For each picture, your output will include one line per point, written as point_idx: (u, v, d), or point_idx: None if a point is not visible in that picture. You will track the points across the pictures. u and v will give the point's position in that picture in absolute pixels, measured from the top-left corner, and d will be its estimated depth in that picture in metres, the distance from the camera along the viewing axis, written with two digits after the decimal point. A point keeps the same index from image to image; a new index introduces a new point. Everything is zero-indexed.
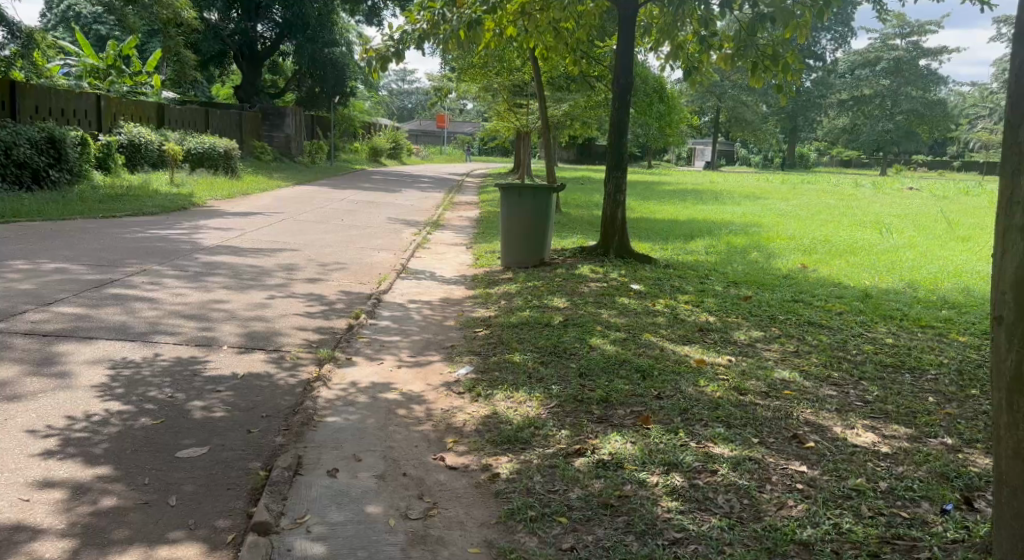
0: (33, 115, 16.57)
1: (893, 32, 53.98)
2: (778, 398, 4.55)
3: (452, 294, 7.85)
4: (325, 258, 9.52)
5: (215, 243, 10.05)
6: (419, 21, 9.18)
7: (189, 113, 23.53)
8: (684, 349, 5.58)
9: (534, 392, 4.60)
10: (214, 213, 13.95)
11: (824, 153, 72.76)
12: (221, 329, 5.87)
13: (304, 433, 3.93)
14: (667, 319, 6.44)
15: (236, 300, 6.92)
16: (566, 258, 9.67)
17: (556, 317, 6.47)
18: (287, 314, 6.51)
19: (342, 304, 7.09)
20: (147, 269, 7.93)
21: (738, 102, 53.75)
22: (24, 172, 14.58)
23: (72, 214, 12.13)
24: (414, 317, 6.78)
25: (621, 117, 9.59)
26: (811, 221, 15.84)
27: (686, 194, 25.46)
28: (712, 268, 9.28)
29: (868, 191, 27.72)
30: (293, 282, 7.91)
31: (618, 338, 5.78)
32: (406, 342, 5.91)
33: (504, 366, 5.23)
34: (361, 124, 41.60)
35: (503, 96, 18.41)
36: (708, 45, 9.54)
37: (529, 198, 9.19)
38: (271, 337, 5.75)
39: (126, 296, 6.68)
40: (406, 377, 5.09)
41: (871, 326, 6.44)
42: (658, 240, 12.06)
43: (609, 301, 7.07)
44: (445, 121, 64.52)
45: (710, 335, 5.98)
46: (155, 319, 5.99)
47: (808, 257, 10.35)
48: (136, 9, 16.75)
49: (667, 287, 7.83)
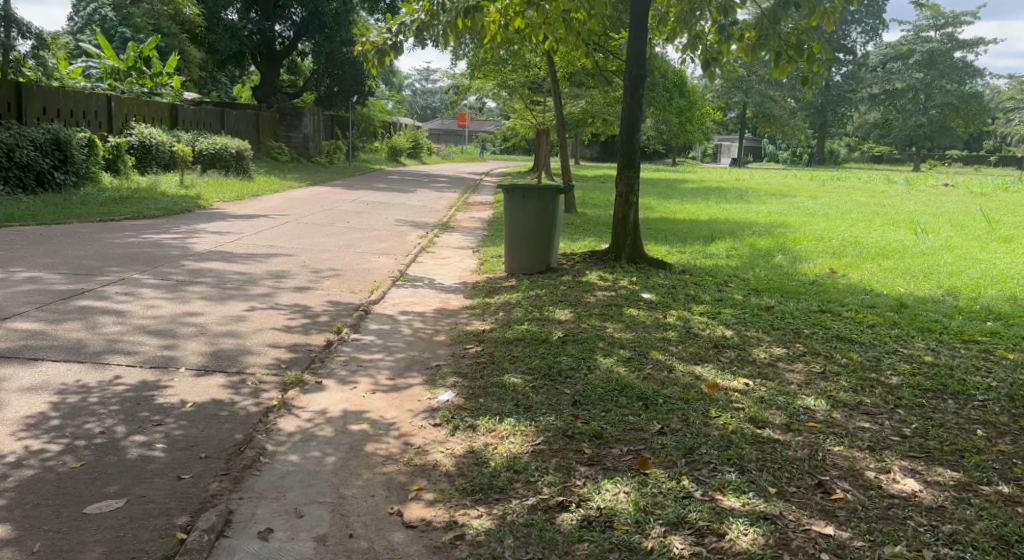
0: (41, 117, 16.26)
1: (927, 23, 52.68)
2: (803, 432, 3.88)
3: (447, 305, 7.31)
4: (320, 264, 9.03)
5: (208, 249, 9.59)
6: (418, 12, 8.68)
7: (204, 113, 23.22)
8: (696, 369, 4.94)
9: (520, 424, 3.98)
10: (217, 216, 13.55)
11: (855, 148, 71.22)
12: (185, 348, 5.34)
13: (243, 479, 3.39)
14: (680, 334, 5.80)
15: (211, 312, 6.40)
16: (575, 263, 9.10)
17: (556, 332, 5.87)
18: (263, 329, 5.98)
19: (326, 316, 6.56)
20: (126, 279, 7.46)
21: (765, 97, 52.77)
22: (28, 175, 14.25)
23: (70, 218, 11.80)
24: (402, 332, 6.22)
25: (633, 113, 8.93)
26: (841, 221, 15.09)
27: (711, 192, 24.85)
28: (733, 274, 8.64)
29: (900, 188, 26.80)
30: (279, 292, 7.40)
31: (621, 357, 5.15)
32: (387, 362, 5.36)
33: (492, 390, 4.62)
34: (381, 124, 41.33)
35: (519, 96, 17.91)
36: (727, 35, 8.88)
37: (533, 199, 8.62)
38: (238, 357, 5.21)
39: (93, 309, 6.19)
40: (379, 402, 4.53)
41: (907, 341, 5.76)
42: (677, 242, 11.42)
43: (616, 313, 6.47)
44: (465, 118, 64.30)
45: (727, 353, 5.33)
46: (114, 336, 5.47)
47: (837, 261, 9.65)
48: (144, 10, 16.39)
49: (681, 296, 7.21)
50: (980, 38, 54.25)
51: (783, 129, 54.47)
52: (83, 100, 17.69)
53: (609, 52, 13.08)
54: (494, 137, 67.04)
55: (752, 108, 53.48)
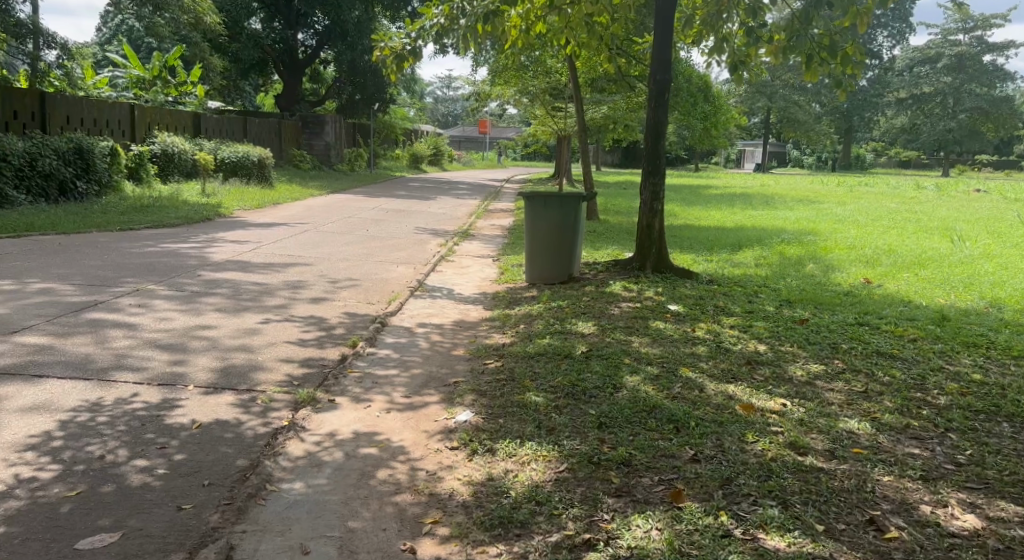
0: (64, 126, 16.26)
1: (955, 26, 51.95)
2: (848, 460, 3.59)
3: (466, 317, 7.09)
4: (338, 274, 8.87)
5: (225, 258, 9.45)
6: (437, 16, 8.46)
7: (227, 121, 23.25)
8: (729, 389, 4.65)
9: (542, 448, 3.72)
10: (237, 225, 13.47)
11: (881, 153, 70.23)
12: (195, 363, 5.15)
13: (247, 510, 3.17)
14: (711, 349, 5.52)
15: (224, 325, 6.22)
16: (598, 272, 8.85)
17: (580, 347, 5.61)
18: (276, 342, 5.79)
19: (342, 329, 6.36)
20: (141, 289, 7.33)
21: (790, 102, 52.18)
22: (51, 184, 14.22)
23: (89, 226, 11.75)
24: (419, 345, 6.00)
25: (659, 117, 8.62)
26: (872, 228, 14.71)
27: (735, 198, 24.51)
28: (763, 284, 8.34)
29: (930, 194, 26.26)
30: (295, 303, 7.22)
31: (648, 375, 4.87)
32: (403, 378, 5.14)
33: (512, 410, 4.36)
34: (403, 131, 41.36)
35: (541, 103, 17.72)
36: (756, 37, 8.61)
37: (555, 207, 8.37)
38: (249, 373, 5.02)
39: (105, 322, 6.04)
40: (394, 422, 4.29)
41: (952, 357, 5.44)
42: (702, 250, 11.14)
43: (641, 326, 6.20)
44: (485, 125, 64.45)
45: (761, 370, 5.04)
46: (123, 351, 5.30)
47: (872, 270, 9.32)
48: (167, 20, 16.25)
49: (710, 308, 6.93)
50: (1011, 41, 53.27)
51: (807, 134, 53.81)
52: (107, 109, 17.66)
53: (633, 56, 12.87)
54: (515, 144, 67.02)
55: (776, 113, 52.90)
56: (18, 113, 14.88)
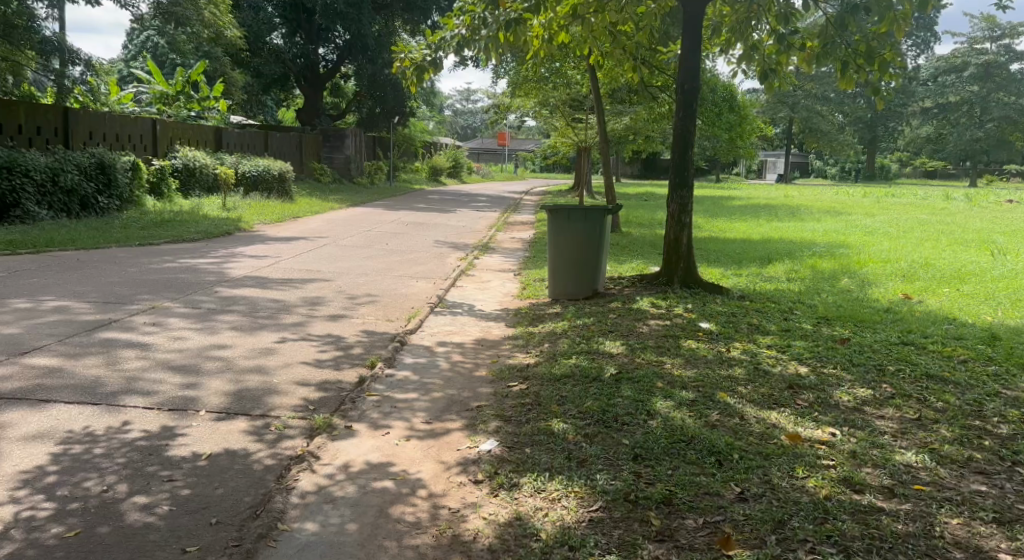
0: (87, 141, 16.19)
1: (983, 35, 51.25)
2: (909, 498, 3.29)
3: (488, 335, 6.83)
4: (357, 290, 8.67)
5: (243, 274, 9.28)
6: (458, 27, 8.27)
7: (248, 135, 23.25)
8: (771, 415, 4.36)
9: (575, 483, 3.46)
10: (256, 239, 13.33)
11: (906, 164, 69.29)
12: (207, 387, 4.93)
13: (256, 554, 2.93)
14: (748, 371, 5.23)
15: (239, 344, 6.01)
16: (624, 287, 8.57)
17: (608, 368, 5.33)
18: (292, 363, 5.56)
19: (360, 349, 6.12)
20: (157, 307, 7.15)
21: (813, 112, 51.70)
22: (73, 199, 14.16)
23: (109, 242, 11.63)
24: (440, 366, 5.75)
25: (687, 127, 8.33)
26: (904, 240, 14.31)
27: (758, 210, 24.13)
28: (798, 300, 8.04)
29: (959, 205, 25.70)
30: (312, 321, 7.00)
31: (683, 399, 4.58)
32: (423, 402, 4.89)
33: (539, 438, 4.08)
34: (423, 144, 41.39)
35: (561, 115, 17.52)
36: (787, 44, 8.37)
37: (580, 221, 8.09)
38: (263, 397, 4.79)
39: (117, 342, 5.84)
40: (414, 451, 4.02)
41: (1008, 380, 5.10)
42: (730, 264, 10.84)
43: (672, 346, 5.91)
44: (504, 137, 64.44)
45: (805, 395, 4.74)
46: (134, 373, 5.09)
47: (910, 285, 8.97)
48: (187, 35, 16.06)
49: (743, 326, 6.63)
50: None
51: (831, 144, 53.22)
52: (128, 124, 17.62)
53: (657, 67, 12.63)
54: (534, 156, 66.97)
55: (799, 123, 52.36)
56: (41, 129, 14.83)
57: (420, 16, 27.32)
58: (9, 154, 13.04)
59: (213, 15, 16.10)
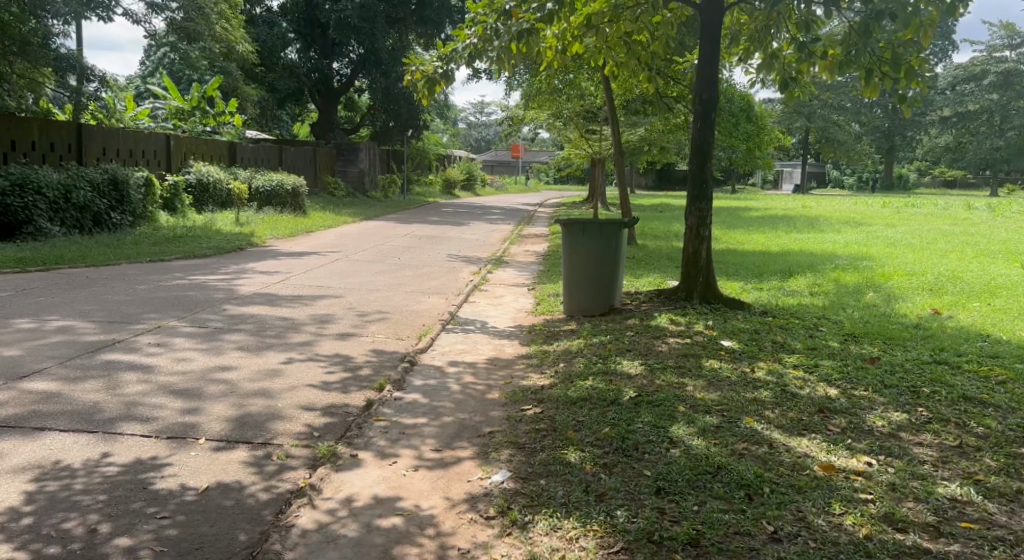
0: (101, 158, 16.12)
1: (1002, 43, 50.61)
2: (956, 539, 3.04)
3: (501, 354, 6.61)
4: (367, 306, 8.48)
5: (252, 291, 9.11)
6: (469, 38, 8.10)
7: (262, 150, 23.23)
8: (801, 444, 4.13)
9: (593, 520, 3.23)
10: (268, 255, 13.19)
11: (925, 174, 68.54)
12: (208, 412, 4.73)
13: None
14: (774, 395, 5.00)
15: (244, 366, 5.82)
16: (641, 303, 8.33)
17: (627, 390, 5.09)
18: (298, 386, 5.36)
19: (369, 370, 5.91)
20: (163, 326, 6.99)
21: (829, 121, 51.28)
22: (86, 216, 14.08)
23: (120, 258, 11.52)
24: (450, 388, 5.53)
25: (704, 138, 8.10)
26: (929, 252, 14.00)
27: (777, 221, 23.81)
28: (822, 317, 7.81)
29: (981, 215, 25.25)
30: (320, 340, 6.81)
31: (707, 425, 4.35)
32: (433, 427, 4.68)
33: (555, 469, 3.86)
34: (437, 157, 41.36)
35: (575, 127, 17.34)
36: (807, 52, 8.14)
37: (595, 234, 7.86)
38: (265, 423, 4.59)
39: (119, 365, 5.66)
40: (421, 483, 3.81)
41: None
42: (750, 277, 10.59)
43: (693, 366, 5.67)
44: (518, 150, 64.45)
45: (836, 422, 4.50)
46: (132, 398, 4.90)
47: (938, 300, 8.71)
48: (199, 51, 15.99)
49: (767, 343, 6.40)
50: None
51: (848, 154, 52.69)
52: (142, 139, 17.58)
53: (673, 78, 12.43)
54: (548, 169, 67.05)
55: (815, 133, 51.90)
56: (54, 146, 14.79)
57: (433, 29, 27.27)
58: (22, 171, 12.98)
59: (224, 31, 16.10)
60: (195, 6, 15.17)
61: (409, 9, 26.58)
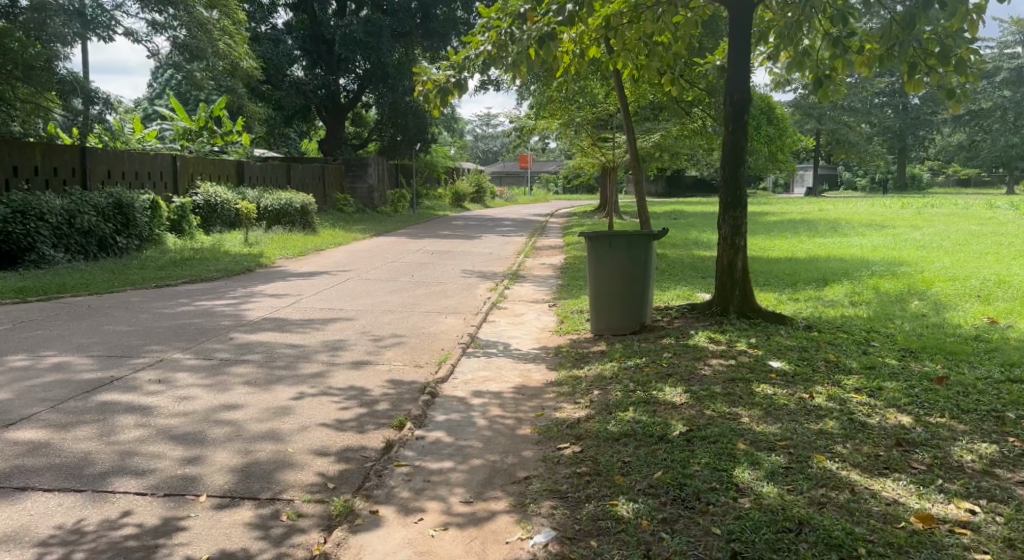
0: (105, 180, 15.69)
1: (1013, 39, 50.05)
2: None
3: (528, 382, 6.09)
4: (381, 330, 7.98)
5: (261, 316, 8.62)
6: (483, 44, 7.64)
7: (271, 169, 22.84)
8: (888, 488, 3.72)
9: None
10: (277, 276, 12.72)
11: (939, 173, 67.77)
12: (211, 461, 4.24)
13: None
14: (843, 425, 4.60)
15: (251, 404, 5.32)
16: (673, 318, 7.83)
17: (675, 424, 4.57)
18: (309, 427, 4.86)
19: (387, 404, 5.39)
20: (165, 359, 6.50)
21: (839, 123, 50.68)
22: (91, 241, 13.66)
23: (124, 284, 11.06)
24: (477, 424, 5.01)
25: (736, 142, 7.57)
26: (962, 254, 13.52)
27: (798, 225, 23.28)
28: (872, 330, 7.43)
29: (1006, 213, 24.64)
30: (333, 370, 6.30)
31: (774, 466, 3.90)
32: (461, 472, 4.17)
33: (607, 527, 3.39)
34: (446, 170, 40.96)
35: (588, 135, 16.85)
36: (844, 47, 7.63)
37: (623, 248, 7.31)
38: (273, 474, 4.09)
39: (116, 406, 5.17)
40: (453, 549, 3.33)
41: None
42: (782, 286, 10.11)
43: (745, 393, 5.17)
44: (525, 161, 64.07)
45: (921, 458, 4.12)
46: (128, 446, 4.41)
47: (990, 308, 8.32)
48: (202, 69, 15.50)
49: (820, 364, 5.98)
50: None
51: (860, 156, 52.03)
52: (148, 161, 17.15)
53: (693, 82, 11.95)
54: (556, 180, 66.68)
55: (826, 135, 51.27)
56: (57, 170, 14.40)
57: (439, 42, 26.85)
58: (23, 198, 12.58)
59: (228, 47, 15.63)
60: (196, 23, 14.79)
61: (415, 22, 26.21)
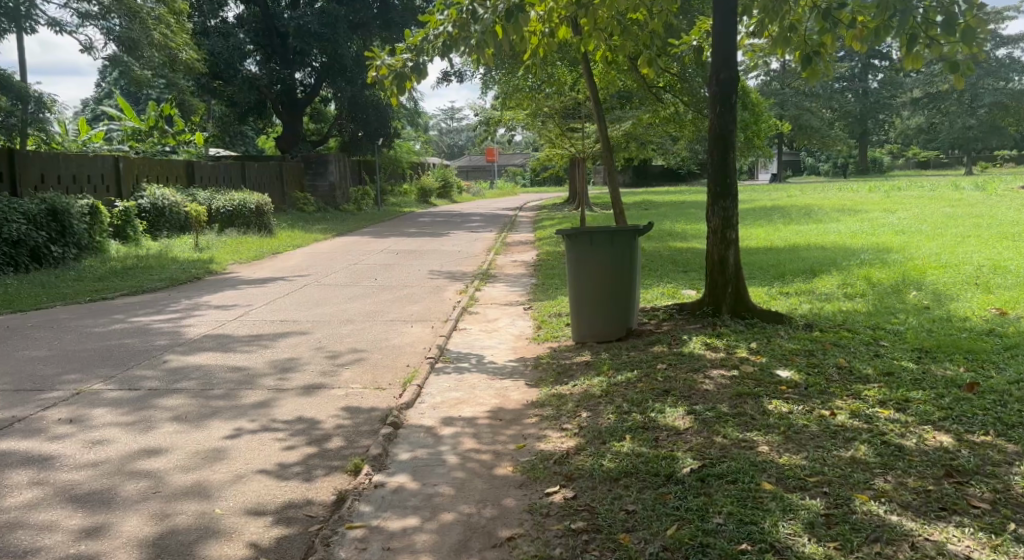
0: (39, 186, 14.55)
1: None
2: None
3: (505, 404, 5.31)
4: (339, 345, 7.14)
5: (203, 333, 7.72)
6: (443, 24, 6.78)
7: (224, 168, 21.71)
8: (954, 537, 3.03)
9: None
10: (228, 284, 11.78)
11: (899, 156, 68.35)
12: (116, 532, 3.40)
13: None
14: (878, 451, 3.91)
15: (178, 446, 4.48)
16: (661, 321, 7.12)
17: (683, 458, 3.84)
18: (244, 476, 4.04)
19: (341, 441, 4.58)
20: (83, 392, 5.61)
21: (802, 109, 50.59)
22: (21, 252, 12.57)
23: (54, 300, 10.05)
24: (448, 463, 4.23)
25: (723, 125, 6.83)
26: (945, 237, 13.05)
27: (770, 212, 22.82)
28: (876, 326, 6.79)
29: (974, 194, 24.49)
30: (280, 398, 5.45)
31: (813, 515, 3.19)
32: (428, 533, 3.40)
33: None
34: (410, 165, 39.98)
35: (556, 124, 16.10)
36: (835, 19, 6.92)
37: (604, 245, 6.57)
38: (192, 548, 3.28)
39: (10, 458, 4.29)
40: None
41: None
42: (770, 279, 9.46)
43: (757, 413, 4.45)
44: (489, 153, 63.21)
45: (982, 493, 3.43)
46: (11, 517, 3.55)
47: (994, 297, 7.74)
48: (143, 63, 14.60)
49: (831, 371, 5.30)
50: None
51: (822, 141, 52.13)
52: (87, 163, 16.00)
53: (668, 65, 11.25)
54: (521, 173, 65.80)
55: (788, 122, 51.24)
56: None
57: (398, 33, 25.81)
58: None
59: (167, 36, 14.51)
60: (130, 12, 13.85)
61: (372, 11, 25.21)
